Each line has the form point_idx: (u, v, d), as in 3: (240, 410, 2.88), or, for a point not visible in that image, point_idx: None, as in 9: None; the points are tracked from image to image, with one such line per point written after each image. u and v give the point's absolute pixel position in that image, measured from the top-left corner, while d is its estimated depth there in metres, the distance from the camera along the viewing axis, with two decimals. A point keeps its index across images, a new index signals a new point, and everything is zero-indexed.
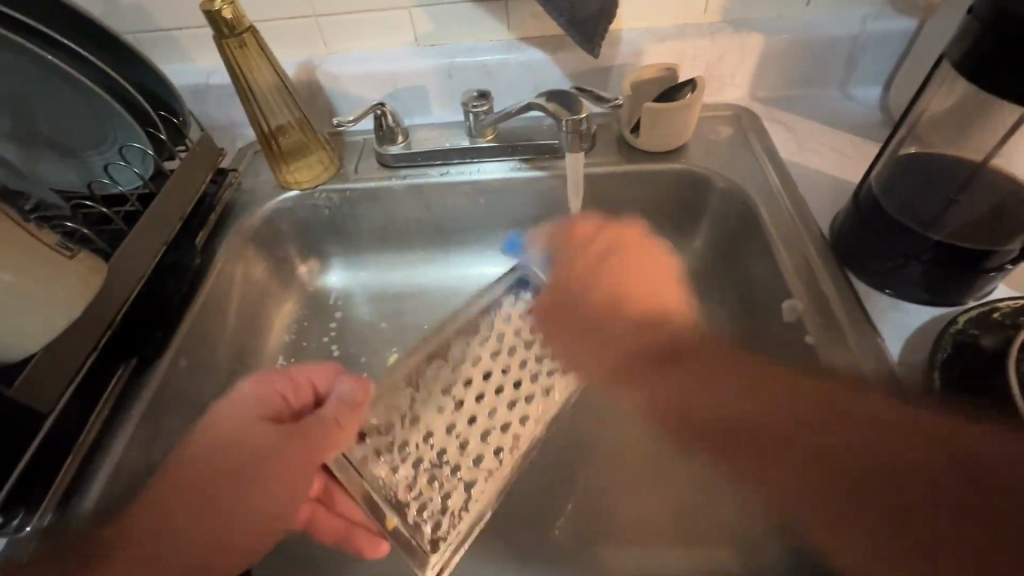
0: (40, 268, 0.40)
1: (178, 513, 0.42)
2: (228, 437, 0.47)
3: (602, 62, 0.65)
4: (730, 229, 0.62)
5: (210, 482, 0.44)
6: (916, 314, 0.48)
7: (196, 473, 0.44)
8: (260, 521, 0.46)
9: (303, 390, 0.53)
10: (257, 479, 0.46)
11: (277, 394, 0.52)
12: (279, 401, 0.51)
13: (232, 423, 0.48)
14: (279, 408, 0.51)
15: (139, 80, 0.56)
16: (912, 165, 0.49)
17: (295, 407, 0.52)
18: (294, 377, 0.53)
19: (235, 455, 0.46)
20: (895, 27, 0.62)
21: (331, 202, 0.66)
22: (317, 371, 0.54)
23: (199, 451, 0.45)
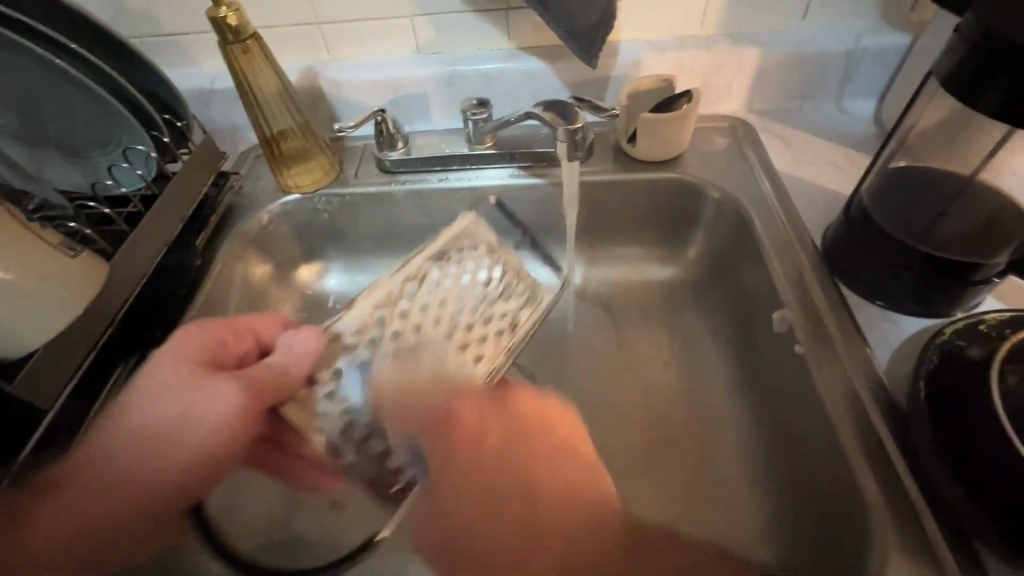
0: (43, 266, 0.40)
1: (128, 460, 0.42)
2: (170, 388, 0.44)
3: (601, 73, 0.66)
4: (724, 238, 0.63)
5: (155, 434, 0.43)
6: (906, 324, 0.49)
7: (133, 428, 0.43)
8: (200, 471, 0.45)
9: (245, 339, 0.50)
10: (196, 430, 0.44)
11: (216, 340, 0.48)
12: (219, 346, 0.48)
13: (170, 372, 0.45)
14: (216, 354, 0.47)
15: (144, 83, 0.57)
16: (903, 178, 0.50)
17: (236, 355, 0.49)
18: (236, 326, 0.50)
19: (180, 401, 0.44)
20: (889, 42, 0.63)
21: (331, 206, 0.67)
22: (258, 318, 0.51)
23: (149, 407, 0.43)
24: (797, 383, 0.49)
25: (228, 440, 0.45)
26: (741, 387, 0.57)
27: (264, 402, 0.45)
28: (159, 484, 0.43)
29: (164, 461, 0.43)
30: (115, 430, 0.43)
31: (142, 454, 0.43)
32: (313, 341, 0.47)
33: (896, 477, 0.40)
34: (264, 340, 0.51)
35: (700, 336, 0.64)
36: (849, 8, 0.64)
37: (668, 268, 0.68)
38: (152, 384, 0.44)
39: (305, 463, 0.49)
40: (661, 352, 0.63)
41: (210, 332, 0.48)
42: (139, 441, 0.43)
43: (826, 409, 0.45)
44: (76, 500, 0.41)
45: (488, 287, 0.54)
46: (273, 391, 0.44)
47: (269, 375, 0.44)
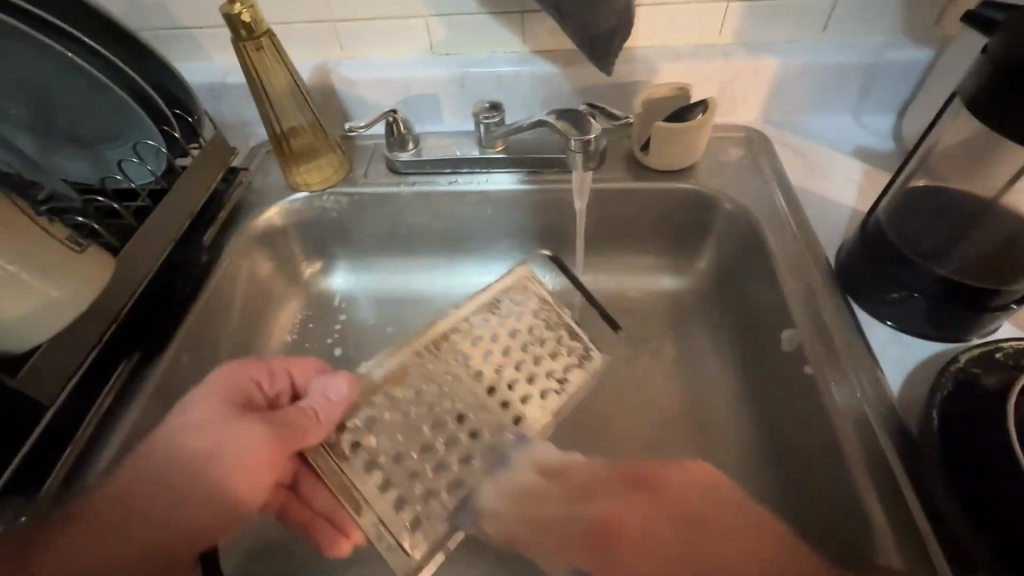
0: (47, 261, 0.40)
1: (143, 507, 0.42)
2: (196, 429, 0.44)
3: (615, 79, 0.65)
4: (735, 251, 0.62)
5: (172, 475, 0.43)
6: (920, 348, 0.48)
7: (145, 478, 0.42)
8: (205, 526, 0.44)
9: (278, 378, 0.51)
10: (207, 479, 0.43)
11: (251, 381, 0.49)
12: (252, 386, 0.49)
13: (200, 413, 0.45)
14: (251, 395, 0.48)
15: (155, 77, 0.56)
16: (921, 198, 0.49)
17: (269, 396, 0.50)
18: (272, 366, 0.51)
19: (201, 445, 0.43)
20: (911, 57, 0.62)
21: (339, 205, 0.66)
22: (296, 360, 0.53)
23: (168, 442, 0.43)
24: (805, 403, 0.48)
25: (246, 488, 0.44)
26: (747, 404, 0.57)
27: (290, 447, 0.45)
28: (168, 535, 0.42)
29: (179, 508, 0.43)
30: (129, 473, 0.42)
31: (157, 501, 0.42)
32: (347, 385, 0.47)
33: (905, 507, 0.39)
34: (299, 386, 0.52)
35: (707, 349, 0.63)
36: (871, 21, 0.63)
37: (677, 279, 0.67)
38: (177, 426, 0.44)
39: (318, 515, 0.49)
40: (667, 363, 0.63)
41: (241, 370, 0.49)
42: (156, 483, 0.42)
43: (834, 432, 0.44)
44: (80, 542, 0.40)
45: (531, 334, 0.54)
46: (295, 438, 0.44)
47: (301, 414, 0.45)
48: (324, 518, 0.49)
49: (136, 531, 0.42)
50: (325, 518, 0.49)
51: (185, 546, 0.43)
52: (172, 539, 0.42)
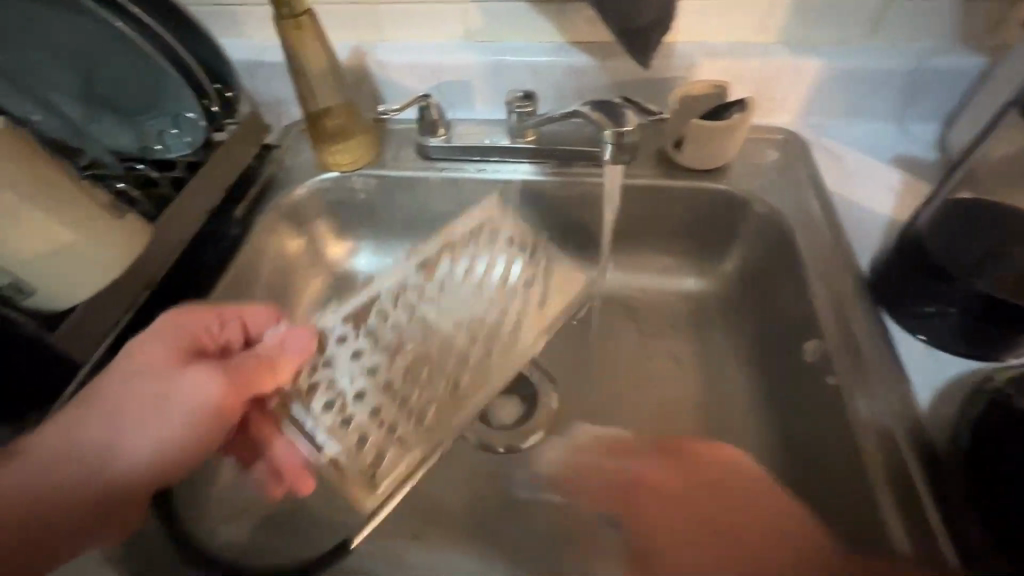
0: (90, 225, 0.41)
1: (86, 444, 0.41)
2: (142, 370, 0.43)
3: (650, 74, 0.64)
4: (762, 255, 0.61)
5: (122, 419, 0.42)
6: (952, 365, 0.46)
7: (92, 419, 0.41)
8: (156, 469, 0.42)
9: (230, 326, 0.49)
10: (155, 422, 0.42)
11: (200, 326, 0.47)
12: (203, 333, 0.47)
13: (145, 353, 0.44)
14: (199, 342, 0.47)
15: (198, 51, 0.57)
16: (965, 210, 0.47)
17: (220, 343, 0.48)
18: (223, 315, 0.49)
19: (149, 389, 0.42)
20: (963, 63, 0.60)
21: (368, 186, 0.67)
22: (249, 309, 0.50)
23: (115, 380, 0.42)
24: (827, 413, 0.48)
25: (195, 435, 0.43)
26: (766, 411, 0.56)
27: (246, 390, 0.45)
28: (112, 475, 0.41)
29: (128, 445, 0.41)
30: (70, 416, 0.41)
31: (103, 440, 0.41)
32: (309, 337, 0.49)
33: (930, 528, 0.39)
34: (252, 335, 0.51)
35: (726, 352, 0.62)
36: (924, 24, 0.60)
37: (700, 280, 0.67)
38: (126, 372, 0.43)
39: (269, 456, 0.50)
40: (683, 363, 0.62)
41: (193, 317, 0.47)
42: (104, 422, 0.41)
43: (856, 445, 0.44)
44: (19, 488, 0.39)
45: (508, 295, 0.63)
46: (252, 381, 0.45)
47: (261, 365, 0.46)
48: (270, 459, 0.50)
49: (78, 473, 0.40)
50: (266, 457, 0.50)
51: (139, 486, 0.42)
52: (122, 478, 0.41)
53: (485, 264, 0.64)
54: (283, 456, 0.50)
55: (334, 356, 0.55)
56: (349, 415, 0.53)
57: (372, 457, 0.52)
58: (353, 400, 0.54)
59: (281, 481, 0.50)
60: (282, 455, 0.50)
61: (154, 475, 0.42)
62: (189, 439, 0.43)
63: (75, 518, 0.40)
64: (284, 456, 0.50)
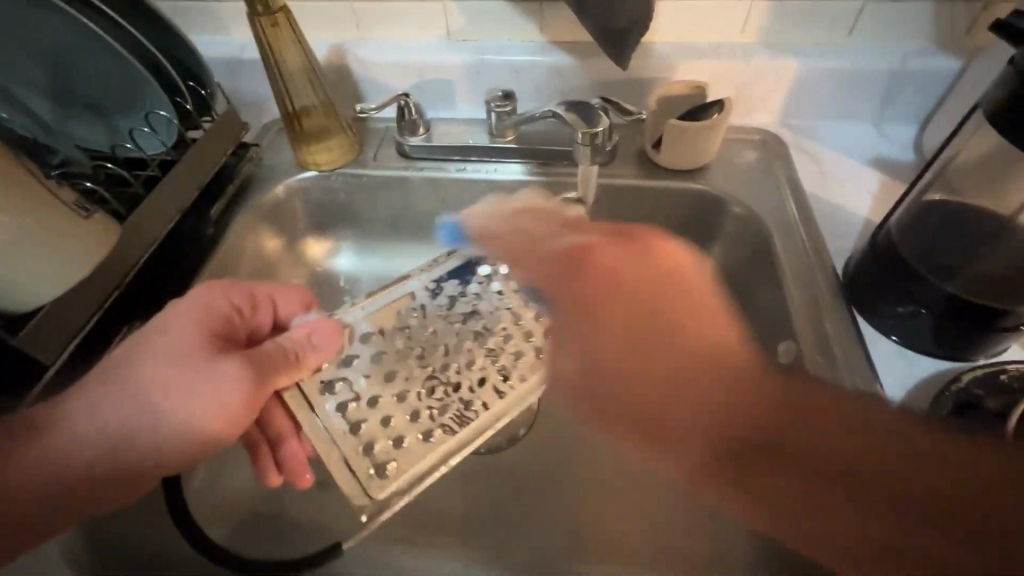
0: (55, 224, 0.41)
1: (119, 412, 0.41)
2: (177, 352, 0.44)
3: (631, 74, 0.64)
4: (741, 256, 0.61)
5: (152, 394, 0.42)
6: (923, 366, 0.47)
7: (131, 389, 0.42)
8: (191, 442, 0.42)
9: (259, 311, 0.52)
10: (191, 394, 0.42)
11: (232, 307, 0.49)
12: (233, 314, 0.49)
13: (180, 333, 0.45)
14: (232, 322, 0.49)
15: (170, 49, 0.57)
16: (935, 211, 0.47)
17: (249, 325, 0.51)
18: (254, 294, 0.51)
19: (184, 366, 0.43)
20: (939, 65, 0.60)
21: (347, 185, 0.66)
22: (278, 293, 0.53)
23: (148, 352, 0.43)
24: None
25: (226, 416, 0.43)
26: None
27: (275, 378, 0.45)
28: (145, 445, 0.41)
29: (157, 416, 0.42)
30: (103, 378, 0.42)
31: (133, 406, 0.42)
32: (334, 327, 0.49)
33: None
34: (282, 319, 0.53)
35: None
36: (900, 26, 0.61)
37: None
38: (163, 344, 0.44)
39: (274, 452, 0.51)
40: None
41: (218, 295, 0.49)
42: (140, 394, 0.42)
43: None
44: (61, 443, 0.40)
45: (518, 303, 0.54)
46: (283, 364, 0.45)
47: (285, 356, 0.46)
48: (274, 454, 0.51)
49: (114, 432, 0.41)
50: (274, 445, 0.51)
51: (174, 457, 0.42)
52: (152, 447, 0.42)
53: (502, 276, 0.55)
54: (288, 448, 0.51)
55: (355, 355, 0.48)
56: (361, 421, 0.45)
57: (374, 478, 0.42)
58: (369, 408, 0.46)
59: (282, 469, 0.50)
60: (290, 447, 0.50)
61: (183, 450, 0.42)
62: (225, 413, 0.43)
63: (110, 476, 0.41)
64: (292, 450, 0.50)
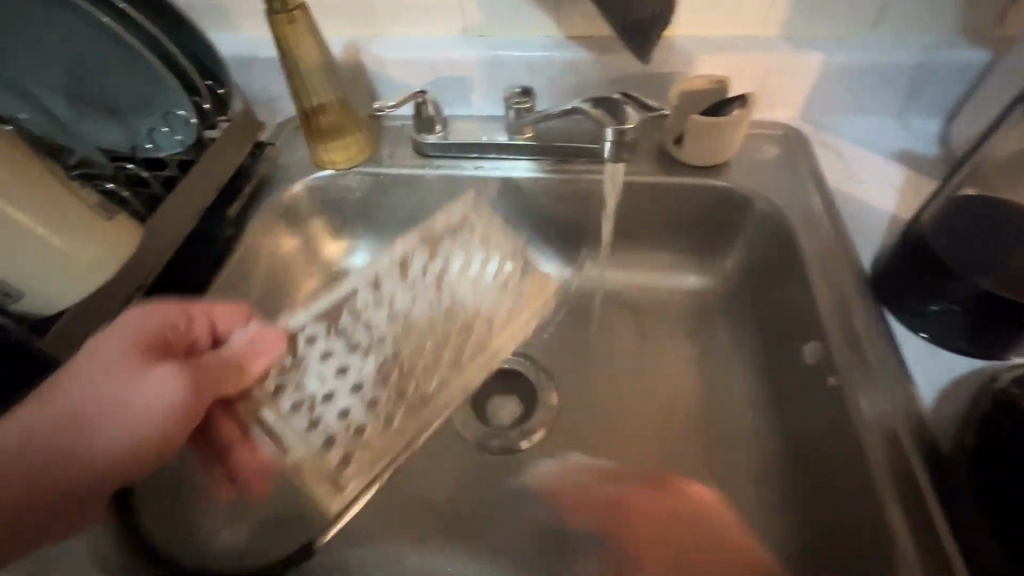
0: (79, 227, 0.41)
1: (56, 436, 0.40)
2: (108, 370, 0.42)
3: (651, 69, 0.63)
4: (764, 253, 0.60)
5: (87, 415, 0.41)
6: (956, 364, 0.46)
7: (68, 414, 0.41)
8: (128, 461, 0.42)
9: (199, 324, 0.48)
10: (126, 417, 0.41)
11: (166, 321, 0.46)
12: (167, 329, 0.46)
13: (110, 355, 0.42)
14: (167, 338, 0.46)
15: (188, 47, 0.56)
16: (970, 206, 0.46)
17: (188, 340, 0.47)
18: (193, 312, 0.47)
19: (120, 385, 0.42)
20: (966, 57, 0.59)
21: (364, 184, 0.66)
22: (218, 306, 0.49)
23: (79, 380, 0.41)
24: (830, 413, 0.47)
25: (171, 430, 0.43)
26: (768, 410, 0.55)
27: (211, 390, 0.46)
28: (82, 468, 0.40)
29: (94, 440, 0.41)
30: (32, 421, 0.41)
31: (73, 435, 0.41)
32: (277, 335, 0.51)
33: (930, 523, 0.39)
34: (219, 332, 0.49)
35: (729, 351, 0.62)
36: (926, 18, 0.59)
37: (701, 278, 0.66)
38: (95, 363, 0.42)
39: (225, 463, 0.49)
40: (686, 363, 0.62)
41: (153, 312, 0.45)
42: (74, 416, 0.41)
43: (858, 444, 0.43)
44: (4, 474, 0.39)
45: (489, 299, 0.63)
46: (223, 376, 0.47)
47: (227, 363, 0.48)
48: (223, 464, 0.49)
49: (45, 461, 0.40)
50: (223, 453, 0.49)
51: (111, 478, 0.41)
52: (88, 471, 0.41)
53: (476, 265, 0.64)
54: (239, 460, 0.49)
55: (306, 357, 0.54)
56: (320, 418, 0.52)
57: (338, 471, 0.52)
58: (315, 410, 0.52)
59: (234, 481, 0.49)
60: (235, 451, 0.49)
61: (125, 469, 0.41)
62: (160, 433, 0.43)
63: (44, 510, 0.40)
64: (244, 457, 0.49)
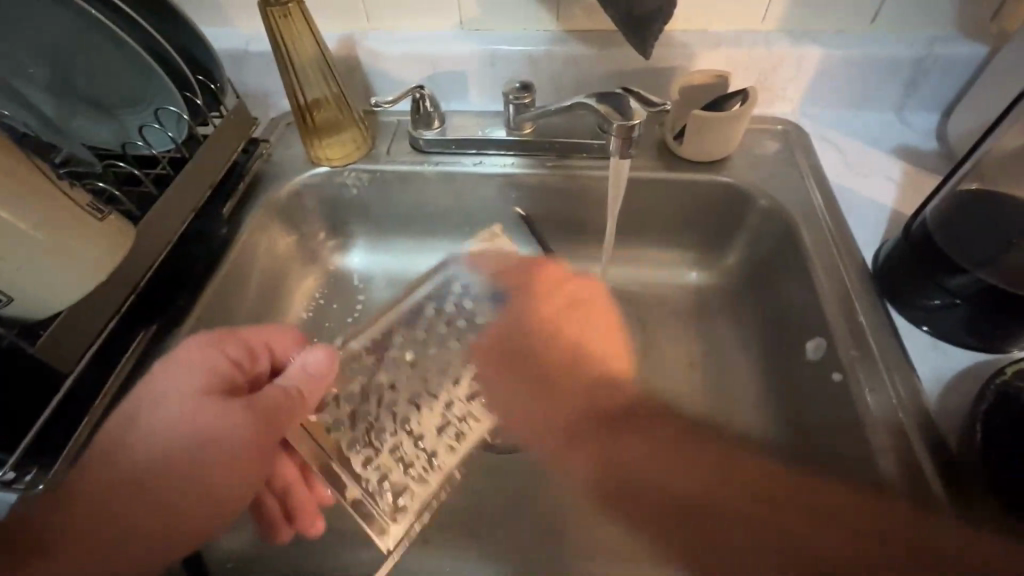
0: (71, 226, 0.39)
1: (140, 484, 0.40)
2: (183, 411, 0.42)
3: (652, 63, 0.63)
4: (767, 248, 0.60)
5: (169, 457, 0.40)
6: (960, 357, 0.47)
7: (150, 460, 0.40)
8: (217, 494, 0.42)
9: (260, 357, 0.49)
10: (208, 456, 0.41)
11: (231, 359, 0.46)
12: (234, 366, 0.46)
13: (180, 392, 0.43)
14: (232, 374, 0.46)
15: (180, 41, 0.55)
16: (975, 203, 0.46)
17: (251, 374, 0.48)
18: (250, 344, 0.48)
19: (194, 424, 0.42)
20: (965, 52, 0.59)
21: (360, 181, 0.65)
22: (273, 333, 0.50)
23: (157, 418, 0.41)
24: (835, 407, 0.47)
25: (252, 459, 0.43)
26: (773, 405, 0.55)
27: (280, 421, 0.44)
28: (173, 505, 0.40)
29: (178, 477, 0.40)
30: (106, 475, 0.39)
31: (156, 475, 0.40)
32: (327, 357, 0.48)
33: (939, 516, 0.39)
34: (277, 362, 0.50)
35: (731, 347, 0.62)
36: (924, 13, 0.60)
37: (703, 273, 0.66)
38: (170, 404, 0.42)
39: (274, 495, 0.49)
40: (687, 359, 0.62)
41: (214, 348, 0.46)
42: (156, 459, 0.40)
43: (866, 438, 0.43)
44: (92, 523, 0.38)
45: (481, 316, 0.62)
46: (287, 407, 0.45)
47: (287, 395, 0.45)
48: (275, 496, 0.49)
49: (137, 508, 0.39)
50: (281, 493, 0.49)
51: (204, 512, 0.41)
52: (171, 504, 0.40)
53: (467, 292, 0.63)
54: (300, 497, 0.49)
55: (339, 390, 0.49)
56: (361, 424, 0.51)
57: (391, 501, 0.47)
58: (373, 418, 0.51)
59: (292, 520, 0.49)
60: (299, 495, 0.50)
61: (203, 508, 0.41)
62: (242, 461, 0.43)
63: (146, 547, 0.39)
64: (304, 498, 0.50)
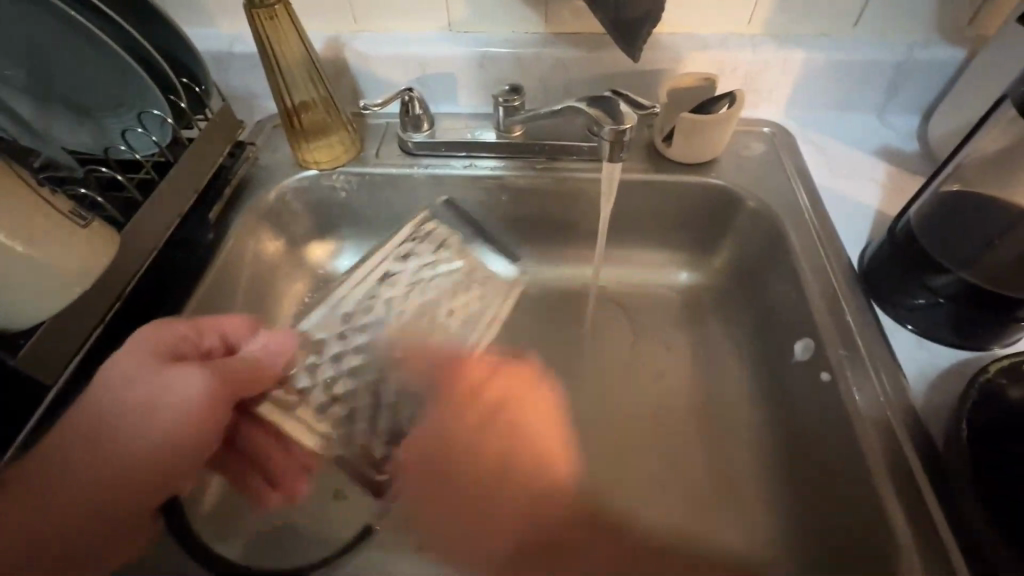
0: (52, 236, 0.38)
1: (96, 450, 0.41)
2: (138, 382, 0.43)
3: (640, 66, 0.63)
4: (754, 249, 0.61)
5: (124, 424, 0.42)
6: (942, 355, 0.48)
7: (105, 426, 0.41)
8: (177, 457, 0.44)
9: (208, 334, 0.48)
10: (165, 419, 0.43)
11: (179, 335, 0.46)
12: (182, 343, 0.46)
13: (134, 366, 0.43)
14: (181, 351, 0.46)
15: (164, 43, 0.54)
16: (956, 204, 0.47)
17: (200, 351, 0.48)
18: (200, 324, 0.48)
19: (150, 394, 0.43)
20: (944, 56, 0.61)
21: (349, 184, 0.64)
22: (224, 317, 0.50)
23: (108, 391, 0.42)
24: (823, 406, 0.48)
25: (208, 422, 0.45)
26: (763, 404, 0.56)
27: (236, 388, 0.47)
28: (134, 468, 0.42)
29: (137, 442, 0.42)
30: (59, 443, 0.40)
31: (113, 441, 0.41)
32: (285, 338, 0.52)
33: (927, 511, 0.40)
34: (227, 341, 0.50)
35: (721, 346, 0.63)
36: (903, 17, 0.61)
37: (692, 274, 0.67)
38: (126, 377, 0.43)
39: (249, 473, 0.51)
40: (677, 359, 0.62)
41: (167, 329, 0.46)
42: (111, 426, 0.42)
43: (854, 435, 0.44)
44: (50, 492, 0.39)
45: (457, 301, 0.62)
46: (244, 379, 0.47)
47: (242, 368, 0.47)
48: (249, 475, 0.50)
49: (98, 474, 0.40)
50: (256, 472, 0.50)
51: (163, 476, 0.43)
52: (114, 477, 0.41)
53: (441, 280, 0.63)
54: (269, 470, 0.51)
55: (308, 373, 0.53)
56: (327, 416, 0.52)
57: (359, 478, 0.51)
58: (327, 405, 0.52)
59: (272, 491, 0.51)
60: (274, 467, 0.51)
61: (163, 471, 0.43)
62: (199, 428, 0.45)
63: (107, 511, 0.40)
64: (274, 471, 0.51)
